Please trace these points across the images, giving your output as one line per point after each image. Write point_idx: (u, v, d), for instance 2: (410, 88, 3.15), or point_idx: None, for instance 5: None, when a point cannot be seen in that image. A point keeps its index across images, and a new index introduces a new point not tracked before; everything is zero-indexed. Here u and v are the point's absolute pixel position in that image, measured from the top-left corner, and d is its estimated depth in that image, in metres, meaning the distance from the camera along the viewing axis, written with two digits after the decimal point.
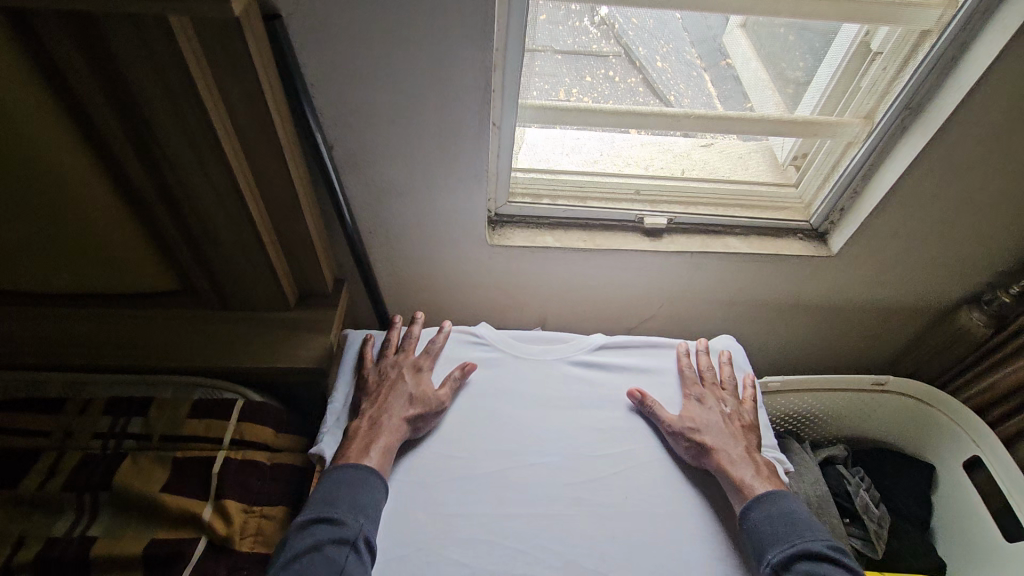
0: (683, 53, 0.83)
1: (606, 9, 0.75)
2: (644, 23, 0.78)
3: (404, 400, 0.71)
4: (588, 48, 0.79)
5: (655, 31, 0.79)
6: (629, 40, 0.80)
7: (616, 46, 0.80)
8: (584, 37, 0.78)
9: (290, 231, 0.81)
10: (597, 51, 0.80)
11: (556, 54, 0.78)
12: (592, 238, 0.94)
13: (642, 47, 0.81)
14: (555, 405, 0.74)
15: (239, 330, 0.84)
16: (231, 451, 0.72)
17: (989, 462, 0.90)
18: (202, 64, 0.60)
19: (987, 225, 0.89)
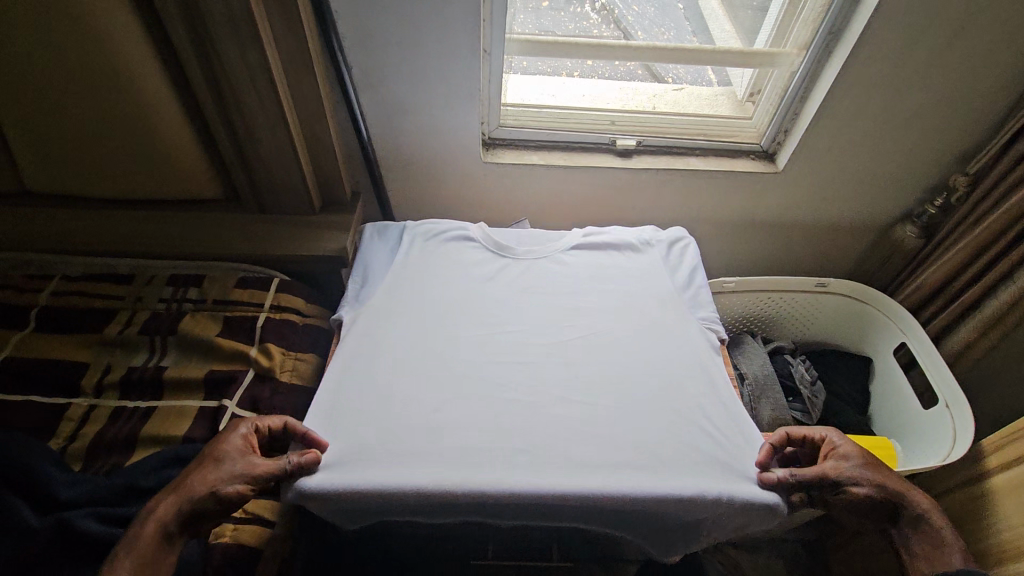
0: (681, 34, 1.00)
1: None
2: (642, 10, 0.98)
3: (201, 474, 0.61)
4: (588, 32, 1.00)
5: (652, 18, 0.99)
6: (627, 24, 1.00)
7: (615, 30, 1.00)
8: (584, 22, 0.99)
9: (316, 143, 0.97)
10: (597, 34, 1.00)
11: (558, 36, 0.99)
12: (572, 157, 1.10)
13: (641, 31, 1.00)
14: (534, 282, 0.85)
15: (273, 227, 1.00)
16: (272, 312, 0.89)
17: (914, 346, 1.04)
18: None
19: (910, 142, 1.04)
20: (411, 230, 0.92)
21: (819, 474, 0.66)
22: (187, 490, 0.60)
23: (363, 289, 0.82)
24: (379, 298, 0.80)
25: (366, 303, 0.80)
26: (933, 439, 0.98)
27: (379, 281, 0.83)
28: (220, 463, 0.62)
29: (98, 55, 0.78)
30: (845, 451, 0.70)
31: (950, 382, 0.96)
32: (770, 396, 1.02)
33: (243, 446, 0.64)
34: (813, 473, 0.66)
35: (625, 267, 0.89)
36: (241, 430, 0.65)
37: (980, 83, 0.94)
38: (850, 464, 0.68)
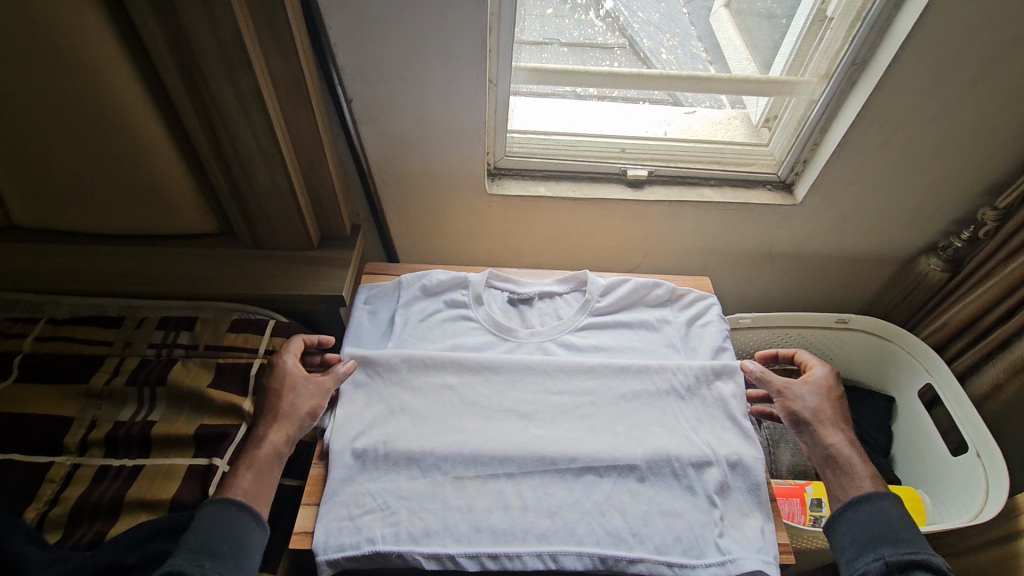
0: (687, 47, 0.95)
1: (610, 4, 0.89)
2: (649, 18, 0.91)
3: (276, 403, 0.68)
4: (592, 40, 0.93)
5: (660, 24, 0.92)
6: (633, 32, 0.93)
7: (621, 38, 0.93)
8: (589, 30, 0.92)
9: (314, 176, 0.92)
10: (602, 42, 0.93)
11: (562, 46, 0.93)
12: (581, 188, 1.05)
13: (647, 40, 0.94)
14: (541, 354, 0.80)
15: (268, 264, 0.96)
16: (266, 358, 0.84)
17: (940, 387, 0.99)
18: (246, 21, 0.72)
19: (936, 173, 0.99)
20: (406, 298, 0.84)
21: (770, 378, 0.74)
22: (275, 418, 0.67)
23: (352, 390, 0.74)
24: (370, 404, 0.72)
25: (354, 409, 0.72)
26: (964, 489, 0.93)
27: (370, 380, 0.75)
28: (286, 395, 0.69)
29: (86, 91, 0.74)
30: (817, 382, 0.73)
31: (979, 428, 0.91)
32: (790, 443, 0.97)
33: (298, 372, 0.72)
34: (773, 376, 0.74)
35: (642, 349, 0.81)
36: (289, 357, 0.72)
37: (1013, 114, 0.90)
38: (808, 392, 0.72)
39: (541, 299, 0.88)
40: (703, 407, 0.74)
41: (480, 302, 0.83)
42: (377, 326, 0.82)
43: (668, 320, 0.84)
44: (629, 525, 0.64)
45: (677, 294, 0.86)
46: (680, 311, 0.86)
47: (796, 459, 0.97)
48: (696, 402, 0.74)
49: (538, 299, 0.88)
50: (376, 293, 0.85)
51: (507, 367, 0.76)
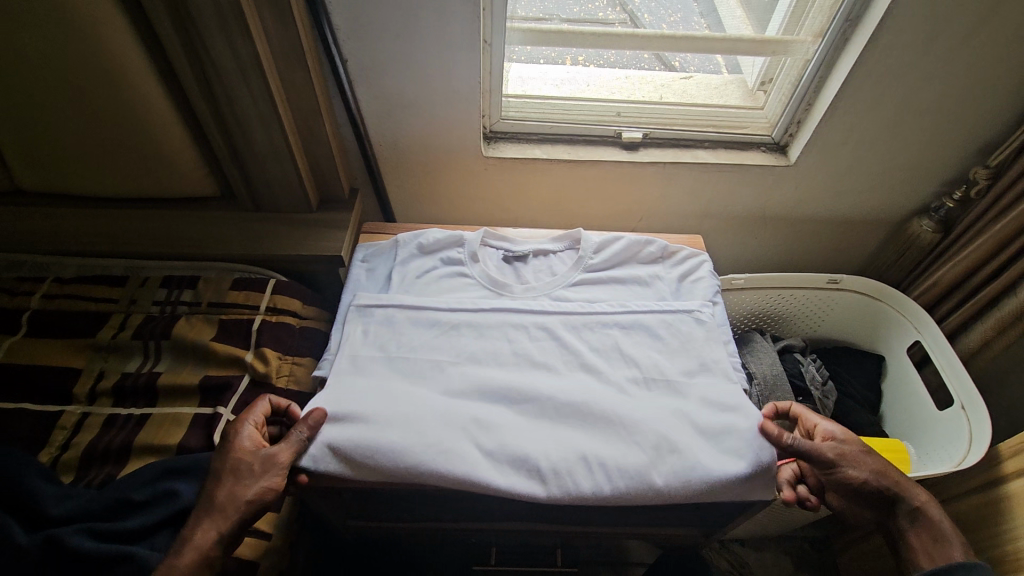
0: (691, 23, 0.95)
1: None
2: None
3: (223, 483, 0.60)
4: (594, 16, 0.94)
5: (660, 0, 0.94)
6: (633, 8, 0.95)
7: (622, 13, 0.95)
8: (589, 6, 0.93)
9: (313, 141, 0.93)
10: (603, 18, 0.95)
11: (563, 22, 0.93)
12: (576, 150, 1.06)
13: (648, 14, 0.95)
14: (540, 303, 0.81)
15: (269, 226, 0.98)
16: (268, 314, 0.86)
17: (927, 344, 1.01)
18: None
19: (929, 133, 1.00)
20: (403, 256, 0.84)
21: (817, 450, 0.67)
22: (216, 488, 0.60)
23: (345, 342, 0.74)
24: (365, 351, 0.73)
25: (347, 351, 0.73)
26: (947, 440, 0.95)
27: (368, 331, 0.75)
28: (240, 468, 0.61)
29: (82, 50, 0.74)
30: (849, 438, 0.69)
31: (966, 381, 0.93)
32: (781, 398, 0.99)
33: (254, 445, 0.63)
34: (811, 446, 0.67)
35: (635, 301, 0.82)
36: (244, 435, 0.63)
37: (1005, 71, 0.90)
38: (848, 449, 0.68)
39: (536, 258, 0.89)
40: (698, 351, 0.75)
41: (476, 259, 0.84)
42: (374, 282, 0.83)
43: (660, 277, 0.86)
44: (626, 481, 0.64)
45: (669, 252, 0.88)
46: (672, 267, 0.87)
47: None
48: (702, 339, 0.77)
49: (532, 257, 0.89)
50: (373, 251, 0.86)
51: (501, 321, 0.77)
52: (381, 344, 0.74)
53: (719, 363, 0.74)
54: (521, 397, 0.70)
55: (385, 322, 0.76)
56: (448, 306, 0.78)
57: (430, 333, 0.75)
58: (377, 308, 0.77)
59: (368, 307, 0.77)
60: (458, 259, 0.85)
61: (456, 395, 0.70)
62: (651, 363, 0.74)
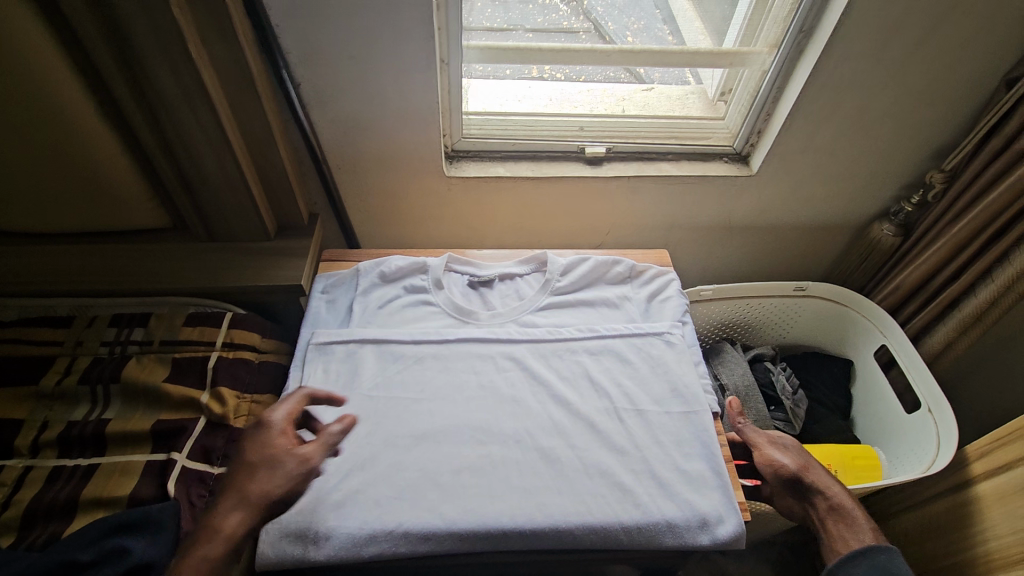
0: (654, 30, 0.95)
1: None
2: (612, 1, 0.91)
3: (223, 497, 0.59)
4: (558, 25, 0.93)
5: (623, 8, 0.92)
6: (598, 16, 0.93)
7: (585, 21, 0.93)
8: (553, 15, 0.92)
9: (267, 168, 0.90)
10: (568, 27, 0.93)
11: (527, 32, 0.93)
12: (539, 167, 1.05)
13: (612, 22, 0.93)
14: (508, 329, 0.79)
15: (226, 256, 0.94)
16: (224, 351, 0.82)
17: (893, 348, 1.03)
18: None
19: (884, 140, 1.02)
20: (365, 286, 0.82)
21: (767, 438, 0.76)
22: None
23: (306, 382, 0.71)
24: (325, 392, 0.70)
25: (306, 393, 0.70)
26: (917, 442, 0.96)
27: (329, 370, 0.73)
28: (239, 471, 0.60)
29: (12, 83, 0.70)
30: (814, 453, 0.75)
31: (931, 385, 0.94)
32: (754, 409, 1.00)
33: None
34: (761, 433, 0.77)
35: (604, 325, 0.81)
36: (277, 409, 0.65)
37: (954, 80, 0.92)
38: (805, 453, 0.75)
39: (502, 282, 0.87)
40: (668, 374, 0.74)
41: (440, 286, 0.82)
42: (335, 315, 0.80)
43: (629, 297, 0.84)
44: (597, 516, 0.62)
45: (636, 271, 0.87)
46: (640, 287, 0.86)
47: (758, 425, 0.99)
48: (671, 362, 0.76)
49: (498, 281, 0.87)
50: (333, 282, 0.83)
51: (467, 352, 0.76)
52: (343, 383, 0.71)
53: (691, 388, 0.73)
54: (487, 436, 0.68)
55: (346, 359, 0.74)
56: (413, 338, 0.76)
57: (393, 369, 0.73)
58: (337, 344, 0.75)
59: (330, 344, 0.75)
60: (423, 286, 0.83)
61: (421, 435, 0.67)
62: (621, 388, 0.73)
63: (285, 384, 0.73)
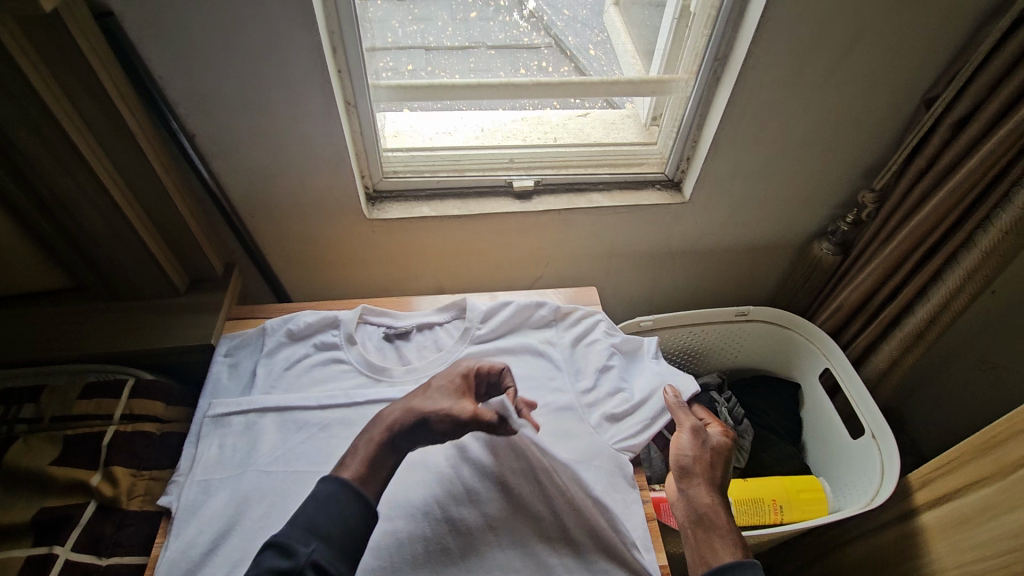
0: (614, 43, 0.94)
1: (532, 3, 0.89)
2: (575, 14, 0.90)
3: (422, 403, 0.69)
4: (520, 41, 0.92)
5: (585, 20, 0.91)
6: (558, 31, 0.92)
7: (546, 36, 0.92)
8: (514, 31, 0.91)
9: (169, 222, 0.85)
10: (529, 43, 0.92)
11: (489, 49, 0.91)
12: (466, 204, 1.02)
13: (573, 36, 0.92)
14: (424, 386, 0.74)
15: (131, 315, 0.88)
16: (122, 425, 0.76)
17: (836, 372, 1.01)
18: (30, 52, 0.63)
19: (813, 161, 1.00)
20: (271, 346, 0.77)
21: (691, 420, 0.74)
22: None
23: (199, 461, 0.66)
24: (218, 471, 0.65)
25: (198, 473, 0.65)
26: (859, 471, 0.94)
27: (225, 444, 0.68)
28: (432, 397, 0.69)
29: None
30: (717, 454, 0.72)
31: (874, 411, 0.92)
32: None
33: None
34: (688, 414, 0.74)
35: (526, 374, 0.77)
36: (463, 363, 0.74)
37: (873, 101, 0.90)
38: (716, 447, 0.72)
39: (420, 332, 0.83)
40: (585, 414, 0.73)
41: (353, 342, 0.78)
42: (237, 380, 0.75)
43: (553, 342, 0.81)
44: None
45: (562, 313, 0.84)
46: (566, 330, 0.83)
47: None
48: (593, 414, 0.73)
49: (416, 331, 0.83)
50: (237, 343, 0.78)
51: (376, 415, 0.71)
52: (238, 458, 0.66)
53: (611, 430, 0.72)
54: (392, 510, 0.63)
55: (246, 431, 0.69)
56: (319, 403, 0.71)
57: (295, 439, 0.68)
58: (234, 415, 0.70)
59: (226, 415, 0.70)
60: (334, 342, 0.78)
61: None
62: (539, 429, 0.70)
63: (177, 462, 0.68)
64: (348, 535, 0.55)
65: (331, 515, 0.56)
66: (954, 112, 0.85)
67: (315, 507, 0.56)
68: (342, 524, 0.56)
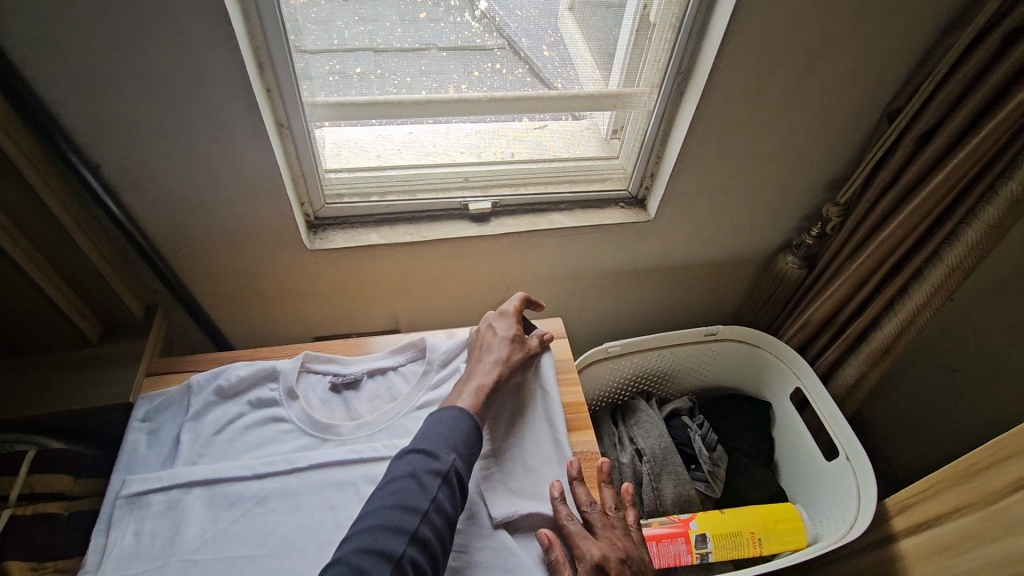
0: (566, 39, 0.82)
1: (485, 2, 0.75)
2: (527, 14, 0.78)
3: (488, 353, 0.70)
4: (472, 43, 0.79)
5: (537, 20, 0.78)
6: (511, 31, 0.79)
7: (500, 38, 0.80)
8: (466, 32, 0.77)
9: (72, 264, 0.74)
10: (482, 44, 0.79)
11: (440, 51, 0.79)
12: (418, 230, 0.94)
13: (525, 37, 0.80)
14: (377, 442, 0.67)
15: (30, 375, 0.76)
16: (19, 508, 0.64)
17: (806, 390, 0.98)
18: None
19: (777, 176, 0.97)
20: (196, 406, 0.68)
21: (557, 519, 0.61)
22: None
23: (108, 555, 0.57)
24: (130, 567, 0.56)
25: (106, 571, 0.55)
26: (837, 495, 0.91)
27: (139, 531, 0.58)
28: (491, 344, 0.72)
29: None
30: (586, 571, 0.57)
31: (847, 432, 0.90)
32: (672, 474, 0.92)
33: None
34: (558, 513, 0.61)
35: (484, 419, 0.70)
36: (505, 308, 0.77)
37: (834, 115, 0.88)
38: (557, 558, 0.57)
39: (371, 378, 0.75)
40: (540, 437, 0.68)
41: (294, 397, 0.70)
42: (158, 450, 0.65)
43: None
44: None
45: None
46: None
47: (679, 490, 0.92)
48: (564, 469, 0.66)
49: (366, 378, 0.75)
50: (157, 405, 0.68)
51: (320, 481, 0.63)
52: (155, 549, 0.57)
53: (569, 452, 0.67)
54: None
55: (167, 511, 0.60)
56: (254, 472, 0.62)
57: (224, 520, 0.59)
58: (154, 493, 0.61)
59: (144, 494, 0.60)
60: (271, 397, 0.70)
61: None
62: (497, 463, 0.65)
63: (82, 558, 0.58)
64: (466, 442, 0.59)
65: (445, 435, 0.58)
66: (918, 125, 0.83)
67: (450, 430, 0.59)
68: (465, 437, 0.59)
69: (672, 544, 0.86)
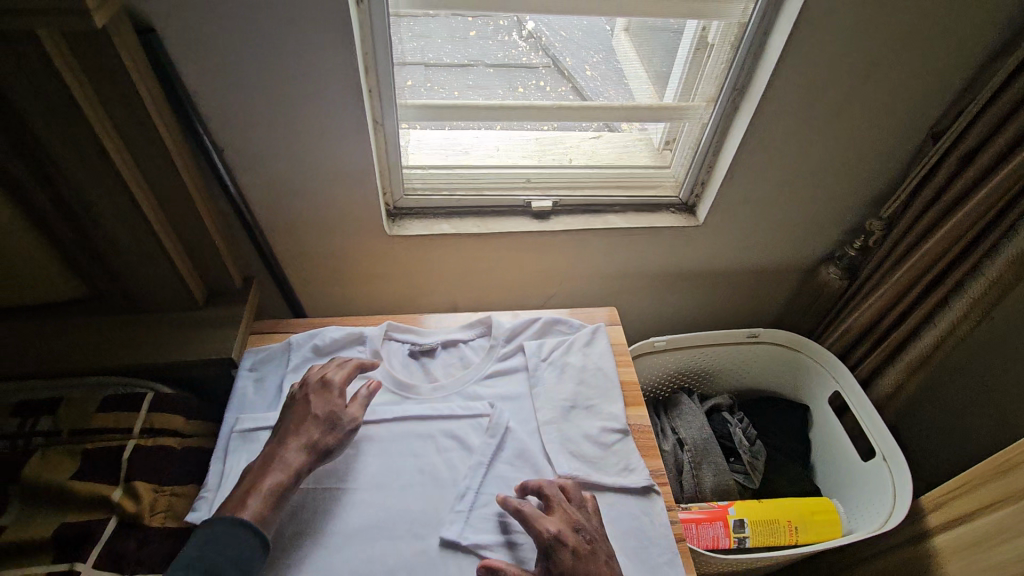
0: (612, 64, 0.92)
1: (531, 23, 0.86)
2: (570, 35, 0.89)
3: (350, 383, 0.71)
4: (518, 61, 0.89)
5: (582, 41, 0.90)
6: (555, 51, 0.90)
7: (543, 57, 0.90)
8: (512, 50, 0.88)
9: (190, 233, 0.85)
10: (527, 62, 0.90)
11: (488, 67, 0.89)
12: (485, 223, 1.03)
13: (569, 58, 0.91)
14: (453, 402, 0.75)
15: (145, 330, 0.86)
16: (142, 439, 0.75)
17: (845, 394, 1.03)
18: (72, 65, 0.64)
19: (824, 188, 1.03)
20: (295, 361, 0.77)
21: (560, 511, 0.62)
22: None
23: (226, 478, 0.66)
24: None
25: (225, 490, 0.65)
26: (873, 494, 0.94)
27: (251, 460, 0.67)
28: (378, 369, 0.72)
29: None
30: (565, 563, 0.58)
31: (884, 433, 0.94)
32: (712, 463, 0.98)
33: None
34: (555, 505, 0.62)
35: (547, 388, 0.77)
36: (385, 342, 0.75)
37: (882, 132, 0.94)
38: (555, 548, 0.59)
39: (444, 348, 0.83)
40: (596, 409, 0.75)
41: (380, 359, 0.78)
42: (264, 396, 0.75)
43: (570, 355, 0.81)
44: None
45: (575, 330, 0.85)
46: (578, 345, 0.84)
47: (719, 479, 0.97)
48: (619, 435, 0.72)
49: (440, 349, 0.83)
50: (261, 358, 0.78)
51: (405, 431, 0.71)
52: None
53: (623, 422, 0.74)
54: (423, 527, 0.63)
55: None
56: None
57: None
58: (263, 431, 0.70)
59: (256, 431, 0.70)
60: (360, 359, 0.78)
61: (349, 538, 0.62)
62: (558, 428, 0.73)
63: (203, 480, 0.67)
64: None
65: None
66: (963, 144, 0.88)
67: None
68: None
69: (711, 525, 0.91)
